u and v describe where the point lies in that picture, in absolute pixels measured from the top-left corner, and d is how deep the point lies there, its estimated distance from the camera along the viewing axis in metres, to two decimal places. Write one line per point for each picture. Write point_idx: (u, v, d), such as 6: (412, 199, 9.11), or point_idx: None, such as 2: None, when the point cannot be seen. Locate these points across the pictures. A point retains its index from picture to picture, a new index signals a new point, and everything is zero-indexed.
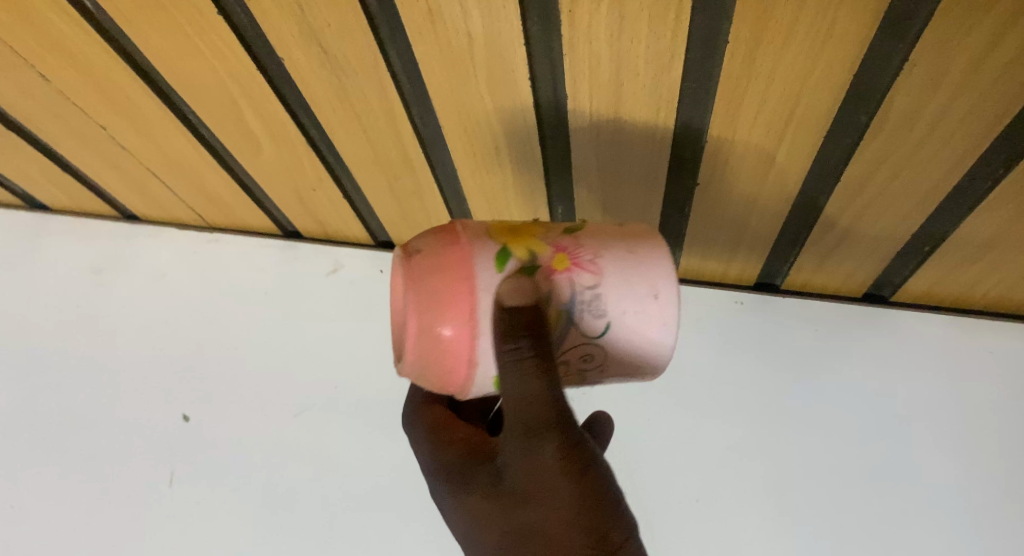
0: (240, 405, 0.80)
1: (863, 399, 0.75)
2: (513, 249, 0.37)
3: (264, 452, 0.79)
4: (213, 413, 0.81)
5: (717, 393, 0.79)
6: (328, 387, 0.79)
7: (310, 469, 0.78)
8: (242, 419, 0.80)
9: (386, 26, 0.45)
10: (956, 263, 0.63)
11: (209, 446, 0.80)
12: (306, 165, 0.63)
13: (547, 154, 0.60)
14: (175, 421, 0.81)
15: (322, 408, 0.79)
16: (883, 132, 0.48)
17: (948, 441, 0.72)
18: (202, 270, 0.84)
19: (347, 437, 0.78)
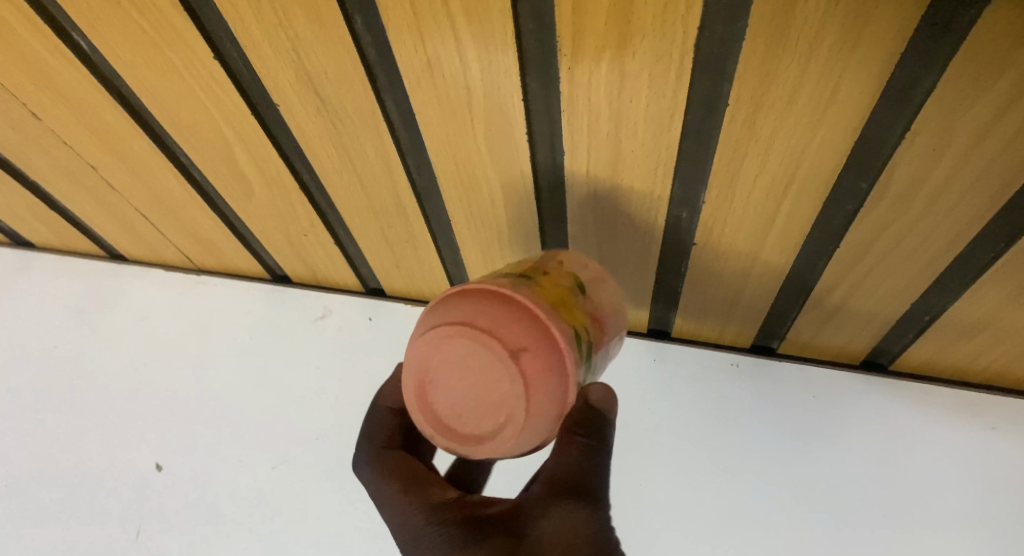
0: (213, 459, 0.75)
1: (873, 475, 0.70)
2: (581, 331, 0.39)
3: (240, 511, 0.73)
4: (187, 463, 0.75)
5: (723, 462, 0.74)
6: (308, 440, 0.73)
7: (282, 530, 0.72)
8: (216, 473, 0.74)
9: (385, 75, 0.46)
10: (957, 335, 0.61)
11: (177, 500, 0.74)
12: (299, 211, 0.62)
13: (544, 208, 0.58)
14: (148, 472, 0.75)
15: (299, 463, 0.73)
16: (885, 200, 0.48)
17: (971, 525, 0.66)
18: (186, 313, 0.80)
19: (324, 497, 0.72)
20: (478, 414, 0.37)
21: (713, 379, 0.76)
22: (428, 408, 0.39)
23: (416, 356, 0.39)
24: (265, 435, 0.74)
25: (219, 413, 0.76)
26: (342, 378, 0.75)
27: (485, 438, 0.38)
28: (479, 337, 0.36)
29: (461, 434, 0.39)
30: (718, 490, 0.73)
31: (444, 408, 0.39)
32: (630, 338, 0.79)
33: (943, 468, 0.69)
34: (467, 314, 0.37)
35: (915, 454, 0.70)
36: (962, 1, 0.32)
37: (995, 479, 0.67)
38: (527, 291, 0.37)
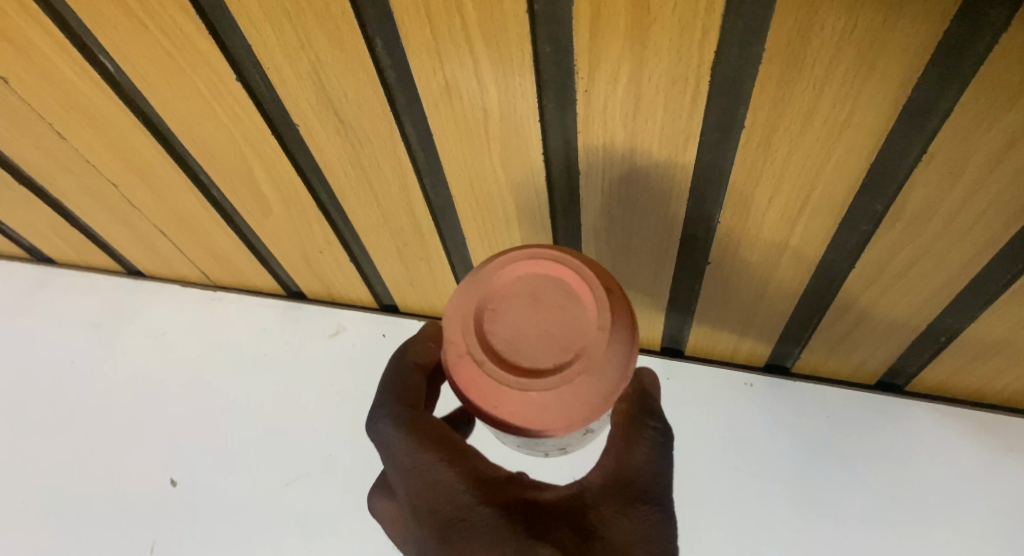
0: (225, 473, 0.75)
1: (893, 497, 0.69)
2: None
3: (251, 526, 0.72)
4: (199, 478, 0.75)
5: (739, 482, 0.73)
6: (321, 457, 0.73)
7: (292, 547, 0.71)
8: (229, 489, 0.74)
9: (403, 98, 0.47)
10: (974, 356, 0.61)
11: (187, 515, 0.74)
12: (315, 228, 0.63)
13: (558, 227, 0.59)
14: (161, 488, 0.75)
15: (312, 479, 0.73)
16: (899, 222, 0.48)
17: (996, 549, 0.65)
18: (201, 328, 0.81)
19: (335, 514, 0.71)
20: (543, 348, 0.34)
21: (725, 399, 0.76)
22: (478, 346, 0.35)
23: (473, 286, 0.36)
24: (278, 451, 0.75)
25: (232, 428, 0.76)
26: (355, 394, 0.75)
27: (541, 378, 0.33)
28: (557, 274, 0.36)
29: (516, 373, 0.34)
30: (733, 509, 0.72)
31: (498, 345, 0.35)
32: (643, 356, 0.79)
33: (961, 490, 0.67)
34: (551, 263, 0.36)
35: (934, 476, 0.69)
36: (971, 33, 0.33)
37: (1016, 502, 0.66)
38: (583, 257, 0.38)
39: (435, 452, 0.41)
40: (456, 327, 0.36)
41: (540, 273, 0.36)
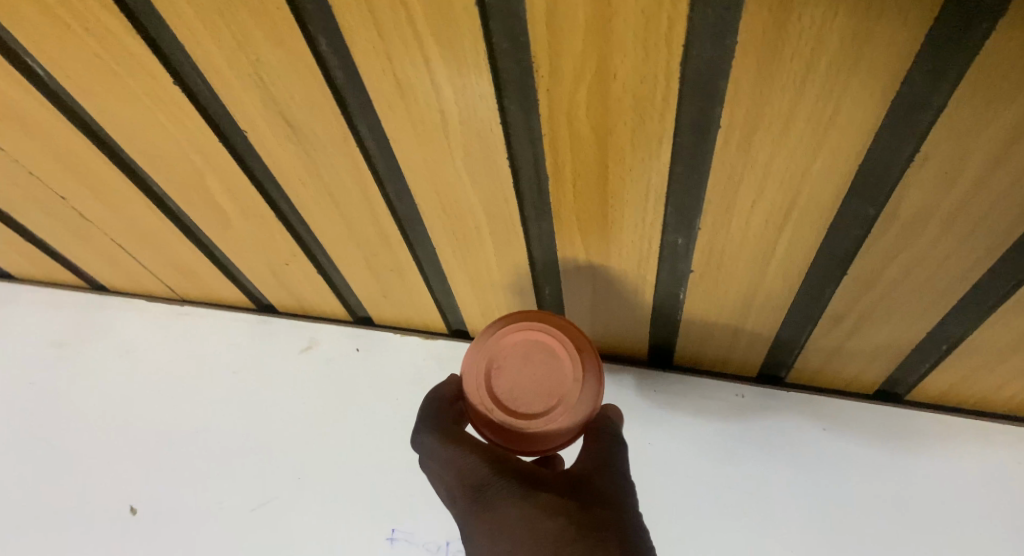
0: (191, 498, 0.71)
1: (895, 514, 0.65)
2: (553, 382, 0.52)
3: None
4: (165, 504, 0.71)
5: (733, 500, 0.69)
6: (291, 479, 0.69)
7: None
8: (192, 515, 0.70)
9: (356, 101, 0.44)
10: (979, 364, 0.57)
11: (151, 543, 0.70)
12: (278, 240, 0.60)
13: (532, 236, 0.56)
14: (123, 515, 0.72)
15: (282, 501, 0.69)
16: (894, 227, 0.45)
17: None
18: (168, 345, 0.78)
19: (305, 539, 0.67)
20: (535, 395, 0.46)
21: (718, 411, 0.72)
22: (489, 395, 0.47)
23: (483, 351, 0.48)
24: (247, 470, 0.71)
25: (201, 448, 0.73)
26: (329, 410, 0.72)
27: (535, 418, 0.46)
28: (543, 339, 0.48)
29: (517, 415, 0.46)
30: (723, 530, 0.68)
31: (501, 395, 0.47)
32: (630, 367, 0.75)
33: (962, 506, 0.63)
34: (540, 330, 0.48)
35: (935, 492, 0.65)
36: (971, 16, 0.29)
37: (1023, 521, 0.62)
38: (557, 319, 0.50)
39: (461, 440, 0.44)
40: (470, 382, 0.48)
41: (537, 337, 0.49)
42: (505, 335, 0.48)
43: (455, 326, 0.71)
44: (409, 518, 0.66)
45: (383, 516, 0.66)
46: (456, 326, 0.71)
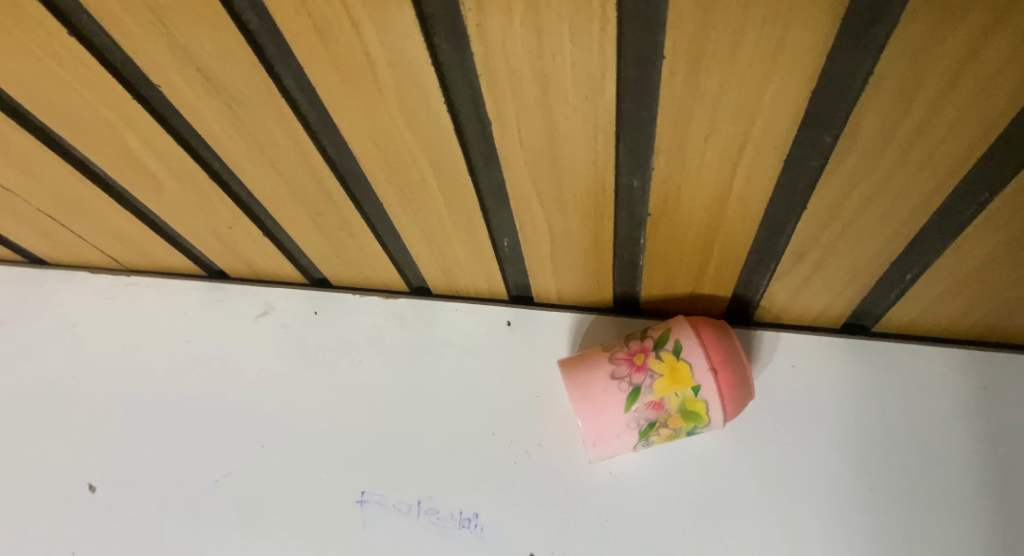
0: (150, 472, 0.69)
1: (866, 436, 0.64)
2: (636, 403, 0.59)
3: (178, 529, 0.66)
4: (123, 480, 0.69)
5: (707, 445, 0.65)
6: (253, 448, 0.69)
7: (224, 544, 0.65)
8: (154, 488, 0.69)
9: (274, 47, 0.40)
10: (944, 291, 0.56)
11: (108, 521, 0.68)
12: (216, 202, 0.57)
13: (482, 186, 0.53)
14: (81, 494, 0.69)
15: (244, 470, 0.68)
16: (852, 155, 0.42)
17: (971, 491, 0.61)
18: (118, 316, 0.76)
19: (268, 505, 0.66)
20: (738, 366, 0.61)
21: None
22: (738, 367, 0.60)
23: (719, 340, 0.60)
24: (208, 440, 0.70)
25: (159, 423, 0.71)
26: (293, 374, 0.71)
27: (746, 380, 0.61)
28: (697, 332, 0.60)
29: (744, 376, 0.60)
30: (697, 473, 0.64)
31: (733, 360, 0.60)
32: (597, 317, 0.70)
33: (938, 427, 0.63)
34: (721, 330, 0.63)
35: (916, 412, 0.64)
36: None
37: (992, 439, 0.62)
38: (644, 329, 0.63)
39: None
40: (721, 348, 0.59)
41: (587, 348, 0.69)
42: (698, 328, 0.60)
43: (416, 284, 0.72)
44: (378, 483, 0.66)
45: (352, 479, 0.66)
46: (417, 285, 0.72)
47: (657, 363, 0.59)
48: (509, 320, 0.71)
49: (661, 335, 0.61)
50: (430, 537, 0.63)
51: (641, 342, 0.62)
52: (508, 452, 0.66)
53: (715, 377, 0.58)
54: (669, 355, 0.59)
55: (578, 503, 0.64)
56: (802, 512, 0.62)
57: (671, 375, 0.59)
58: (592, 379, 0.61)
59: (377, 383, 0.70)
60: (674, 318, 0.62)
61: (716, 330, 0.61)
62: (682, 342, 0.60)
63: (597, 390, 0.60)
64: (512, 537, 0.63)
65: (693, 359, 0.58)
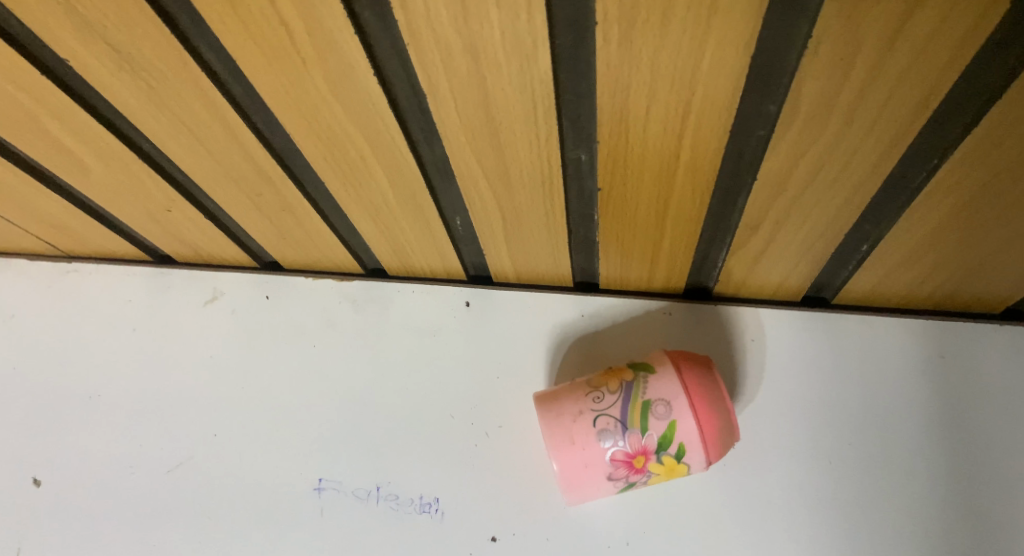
0: (102, 462, 0.69)
1: (824, 408, 0.64)
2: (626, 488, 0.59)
3: (134, 518, 0.67)
4: (75, 471, 0.69)
5: None
6: (207, 437, 0.69)
7: (180, 529, 0.66)
8: (107, 478, 0.69)
9: (187, 18, 0.38)
10: (899, 262, 0.56)
11: (62, 512, 0.68)
12: (150, 185, 0.56)
13: (425, 162, 0.52)
14: (31, 488, 0.69)
15: (201, 457, 0.68)
16: (797, 123, 0.41)
17: (922, 458, 0.61)
18: (63, 305, 0.74)
19: (225, 488, 0.67)
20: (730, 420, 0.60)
21: (646, 332, 0.68)
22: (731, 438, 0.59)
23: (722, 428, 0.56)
24: (162, 428, 0.69)
25: (110, 413, 0.70)
26: (248, 359, 0.71)
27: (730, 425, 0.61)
28: (703, 431, 0.55)
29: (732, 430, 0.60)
30: None
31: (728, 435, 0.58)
32: (556, 296, 0.70)
33: (899, 394, 0.64)
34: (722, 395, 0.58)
35: (873, 382, 0.65)
36: None
37: (953, 402, 0.63)
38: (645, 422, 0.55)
39: None
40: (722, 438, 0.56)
41: (571, 398, 0.59)
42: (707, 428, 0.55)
43: (371, 265, 0.71)
44: (334, 469, 0.66)
45: (308, 465, 0.67)
46: (372, 266, 0.71)
47: (656, 465, 0.56)
48: (467, 301, 0.71)
49: (665, 437, 0.55)
50: (385, 515, 0.64)
51: (642, 441, 0.55)
52: (467, 436, 0.66)
53: (706, 468, 0.57)
54: (670, 459, 0.56)
55: (538, 486, 0.64)
56: (761, 486, 0.62)
57: (667, 473, 0.57)
58: (585, 475, 0.57)
59: (333, 368, 0.70)
60: (679, 414, 0.55)
61: (720, 424, 0.56)
62: (686, 448, 0.55)
63: (588, 483, 0.57)
64: (469, 519, 0.63)
65: (693, 464, 0.56)
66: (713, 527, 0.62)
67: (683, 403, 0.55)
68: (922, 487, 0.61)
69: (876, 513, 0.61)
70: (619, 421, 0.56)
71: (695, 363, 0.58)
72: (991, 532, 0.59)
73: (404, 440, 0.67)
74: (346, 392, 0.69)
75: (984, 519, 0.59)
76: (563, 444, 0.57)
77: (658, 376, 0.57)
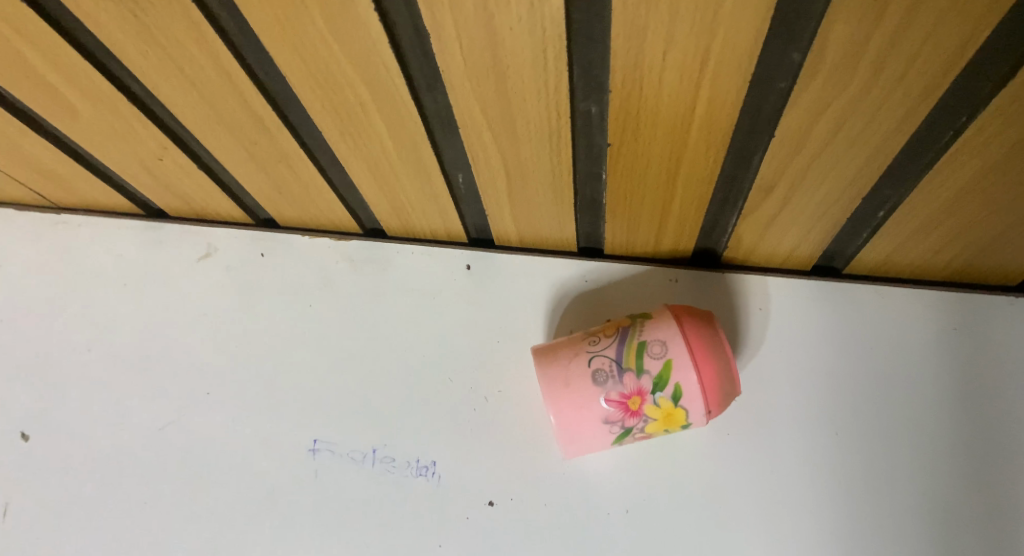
0: (92, 418, 0.68)
1: (830, 380, 0.63)
2: (624, 438, 0.58)
3: (124, 474, 0.66)
4: (63, 426, 0.68)
5: None
6: (199, 397, 0.68)
7: (170, 487, 0.65)
8: (97, 433, 0.68)
9: None
10: (916, 229, 0.53)
11: (50, 465, 0.67)
12: (141, 131, 0.54)
13: (427, 112, 0.49)
14: (17, 442, 0.68)
15: (191, 416, 0.67)
16: (820, 74, 0.38)
17: (926, 435, 0.60)
18: (53, 257, 0.72)
19: (216, 449, 0.66)
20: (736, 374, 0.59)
21: (651, 297, 0.67)
22: (734, 389, 0.57)
23: (722, 370, 0.55)
24: (152, 386, 0.68)
25: (102, 367, 0.69)
26: (241, 317, 0.69)
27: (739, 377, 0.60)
28: (700, 369, 0.54)
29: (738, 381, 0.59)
30: None
31: (732, 384, 0.56)
32: (559, 260, 0.68)
33: (907, 368, 0.62)
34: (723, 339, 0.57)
35: (881, 355, 0.63)
36: None
37: (962, 379, 0.61)
38: (641, 361, 0.55)
39: None
40: (723, 381, 0.55)
41: (568, 344, 0.59)
42: (705, 367, 0.54)
43: (370, 225, 0.69)
44: (328, 430, 0.65)
45: (303, 427, 0.66)
46: (371, 226, 0.69)
47: (652, 409, 0.55)
48: (468, 264, 0.69)
49: (660, 377, 0.54)
50: (377, 477, 0.63)
51: (637, 381, 0.55)
52: (464, 400, 0.65)
53: (706, 418, 0.56)
54: (666, 402, 0.55)
55: (535, 453, 0.63)
56: (763, 457, 0.61)
57: (664, 420, 0.55)
58: (580, 419, 0.56)
59: (327, 330, 0.69)
60: (675, 353, 0.54)
61: (719, 370, 0.55)
62: (682, 390, 0.54)
63: (585, 427, 0.56)
64: (464, 484, 0.63)
65: (691, 408, 0.54)
66: (712, 496, 0.61)
67: (679, 343, 0.55)
68: (925, 463, 0.60)
69: (875, 489, 0.60)
70: (615, 362, 0.56)
71: (695, 312, 0.57)
72: (992, 513, 0.58)
73: (400, 404, 0.65)
74: (340, 355, 0.68)
75: (984, 499, 0.58)
76: (560, 383, 0.57)
77: (655, 320, 0.57)
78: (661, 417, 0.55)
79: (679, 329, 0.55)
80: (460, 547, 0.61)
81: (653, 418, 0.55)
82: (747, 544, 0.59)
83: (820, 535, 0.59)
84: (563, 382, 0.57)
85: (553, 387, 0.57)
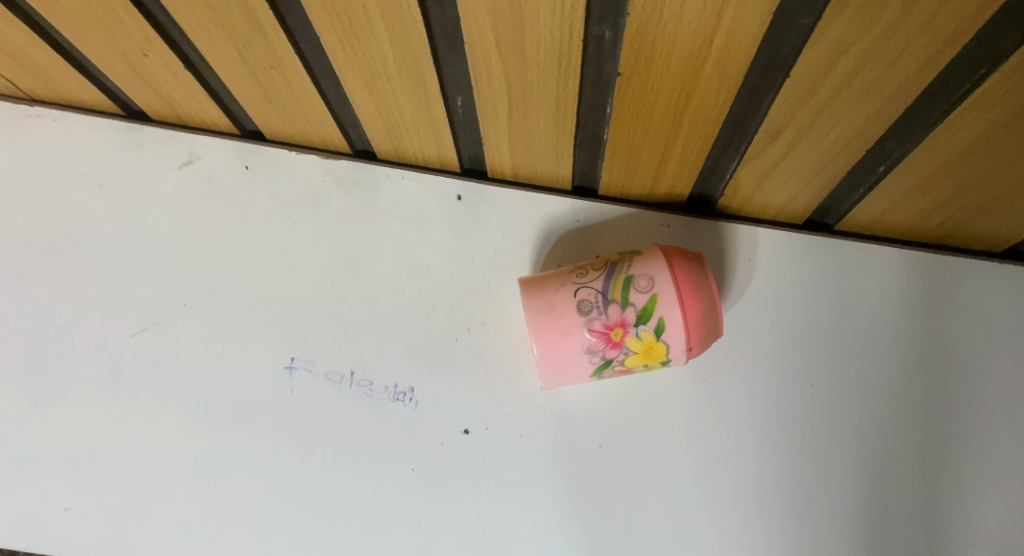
0: (62, 322, 0.66)
1: (808, 335, 0.64)
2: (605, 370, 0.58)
3: (96, 381, 0.65)
4: (30, 330, 0.66)
5: None
6: (175, 309, 0.66)
7: (144, 396, 0.65)
8: (69, 337, 0.66)
9: None
10: (913, 187, 0.54)
11: (17, 368, 0.65)
12: (125, 20, 0.50)
13: (434, 25, 0.46)
14: None
15: (168, 328, 0.66)
16: (845, 13, 0.37)
17: (891, 391, 0.63)
18: (20, 153, 0.68)
19: (193, 361, 0.65)
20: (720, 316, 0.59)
21: (641, 240, 0.66)
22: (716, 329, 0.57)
23: (706, 306, 0.56)
24: (127, 294, 0.66)
25: (73, 272, 0.67)
26: (222, 232, 0.67)
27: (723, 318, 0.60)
28: (685, 303, 0.54)
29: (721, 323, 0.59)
30: None
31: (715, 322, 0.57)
32: (553, 196, 0.67)
33: (882, 327, 0.64)
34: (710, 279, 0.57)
35: (860, 313, 0.65)
36: None
37: (932, 341, 0.64)
38: (626, 293, 0.55)
39: None
40: (706, 318, 0.55)
41: (556, 275, 0.59)
42: (689, 302, 0.54)
43: (360, 145, 0.66)
44: (308, 351, 0.65)
45: (283, 345, 0.65)
46: (362, 146, 0.66)
47: (634, 341, 0.56)
48: (459, 194, 0.68)
49: (644, 310, 0.55)
50: (355, 399, 0.64)
51: (622, 313, 0.55)
52: (448, 330, 0.65)
53: (686, 355, 0.57)
54: (648, 335, 0.55)
55: (515, 385, 0.63)
56: (736, 402, 0.63)
57: (644, 354, 0.56)
58: (562, 347, 0.56)
59: (312, 250, 0.67)
60: (662, 288, 0.55)
61: (704, 308, 0.55)
62: (665, 323, 0.54)
63: (565, 355, 0.57)
64: (442, 410, 0.63)
65: (671, 343, 0.55)
66: (683, 436, 0.63)
67: (666, 278, 0.55)
68: (886, 418, 0.63)
69: (838, 439, 0.62)
70: (600, 294, 0.56)
71: (684, 250, 0.57)
72: (940, 466, 0.62)
73: (383, 329, 0.65)
74: (323, 277, 0.66)
75: (934, 453, 0.62)
76: (544, 308, 0.57)
77: (644, 256, 0.57)
78: (641, 350, 0.56)
79: (668, 264, 0.55)
80: (434, 469, 0.63)
81: (634, 350, 0.56)
82: (712, 483, 0.62)
83: (780, 478, 0.62)
84: (548, 309, 0.57)
85: (538, 314, 0.57)
